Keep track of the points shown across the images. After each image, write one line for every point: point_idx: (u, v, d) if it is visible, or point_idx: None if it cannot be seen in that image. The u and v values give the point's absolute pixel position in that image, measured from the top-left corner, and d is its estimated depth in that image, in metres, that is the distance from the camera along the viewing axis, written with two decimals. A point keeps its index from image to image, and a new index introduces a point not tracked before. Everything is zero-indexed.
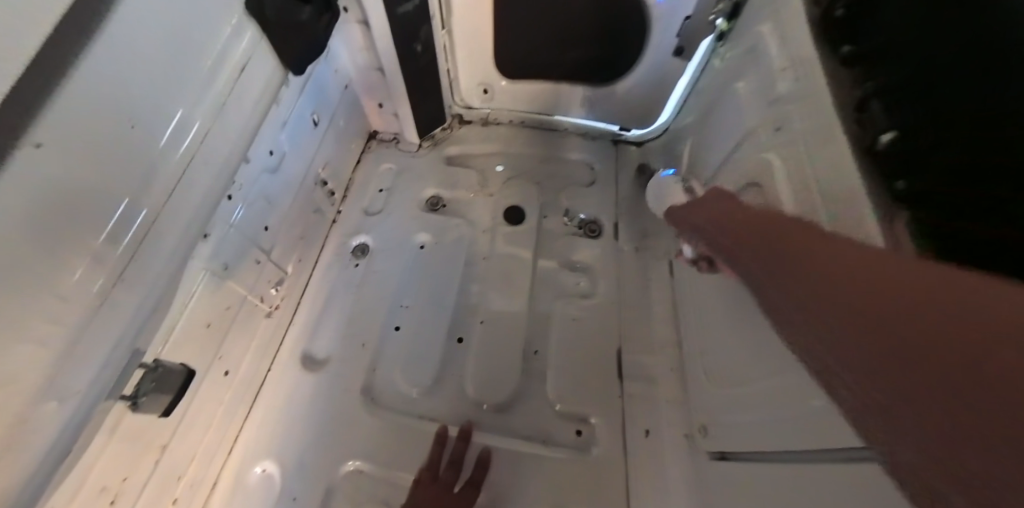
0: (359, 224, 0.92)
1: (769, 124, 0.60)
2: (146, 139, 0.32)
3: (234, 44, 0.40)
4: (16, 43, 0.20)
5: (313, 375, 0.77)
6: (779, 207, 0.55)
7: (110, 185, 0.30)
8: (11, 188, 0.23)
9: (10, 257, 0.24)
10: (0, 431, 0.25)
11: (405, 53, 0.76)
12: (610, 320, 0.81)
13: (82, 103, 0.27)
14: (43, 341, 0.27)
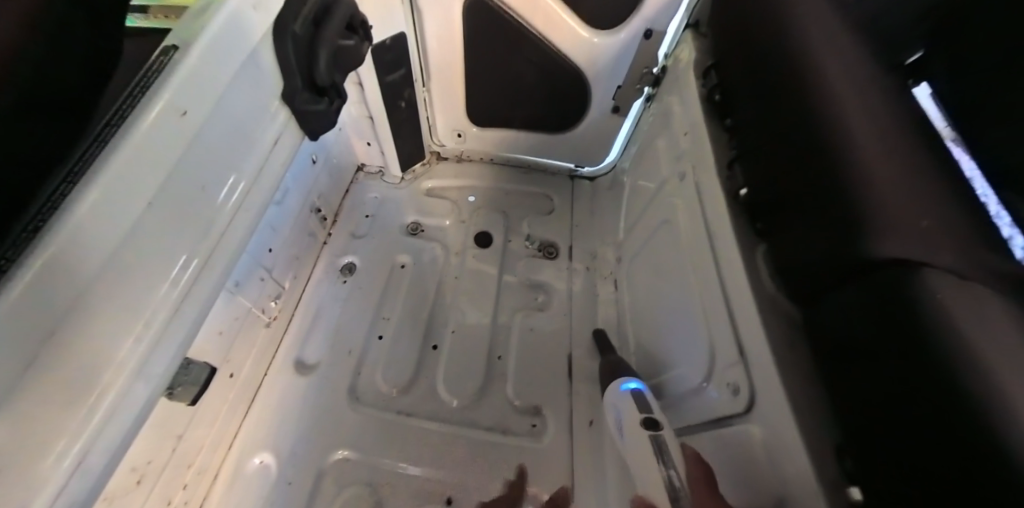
0: (347, 246, 1.06)
1: (676, 174, 0.78)
2: (211, 197, 0.48)
3: (270, 127, 0.57)
4: (150, 152, 0.36)
5: (304, 378, 0.89)
6: (684, 239, 0.72)
7: (192, 229, 0.46)
8: (141, 234, 0.38)
9: (136, 276, 0.39)
10: (113, 398, 0.38)
11: (389, 106, 0.91)
12: (562, 329, 0.97)
13: (181, 179, 0.43)
14: (141, 335, 0.40)
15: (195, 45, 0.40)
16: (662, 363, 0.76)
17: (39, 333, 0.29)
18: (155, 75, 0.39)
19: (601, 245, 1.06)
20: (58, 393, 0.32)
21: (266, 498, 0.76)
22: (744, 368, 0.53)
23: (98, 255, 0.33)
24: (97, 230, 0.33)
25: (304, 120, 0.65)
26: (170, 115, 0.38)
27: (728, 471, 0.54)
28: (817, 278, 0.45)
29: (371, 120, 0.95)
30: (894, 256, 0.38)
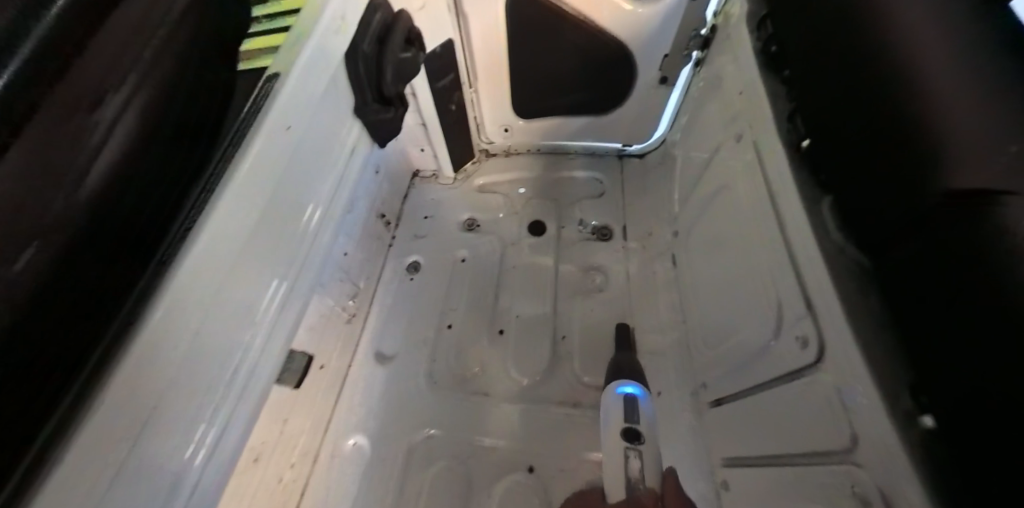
0: (410, 246, 1.13)
1: (732, 135, 0.77)
2: (309, 197, 0.56)
3: (348, 135, 0.65)
4: (264, 160, 0.44)
5: (384, 367, 0.96)
6: (744, 198, 0.71)
7: (297, 224, 0.54)
8: (263, 228, 0.46)
9: (260, 264, 0.46)
10: (250, 367, 0.45)
11: (442, 109, 0.98)
12: (622, 308, 0.98)
13: (289, 181, 0.51)
14: (263, 315, 0.47)
15: (296, 68, 0.48)
16: (722, 326, 0.76)
17: (196, 307, 0.36)
18: (265, 96, 0.46)
19: (655, 222, 1.06)
20: (213, 359, 0.40)
21: (364, 476, 0.83)
22: (810, 318, 0.51)
23: (227, 265, 0.40)
24: (221, 249, 0.39)
25: (376, 126, 0.71)
26: (280, 129, 0.46)
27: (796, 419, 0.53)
28: (885, 222, 0.43)
29: (424, 125, 1.00)
30: (972, 188, 0.35)
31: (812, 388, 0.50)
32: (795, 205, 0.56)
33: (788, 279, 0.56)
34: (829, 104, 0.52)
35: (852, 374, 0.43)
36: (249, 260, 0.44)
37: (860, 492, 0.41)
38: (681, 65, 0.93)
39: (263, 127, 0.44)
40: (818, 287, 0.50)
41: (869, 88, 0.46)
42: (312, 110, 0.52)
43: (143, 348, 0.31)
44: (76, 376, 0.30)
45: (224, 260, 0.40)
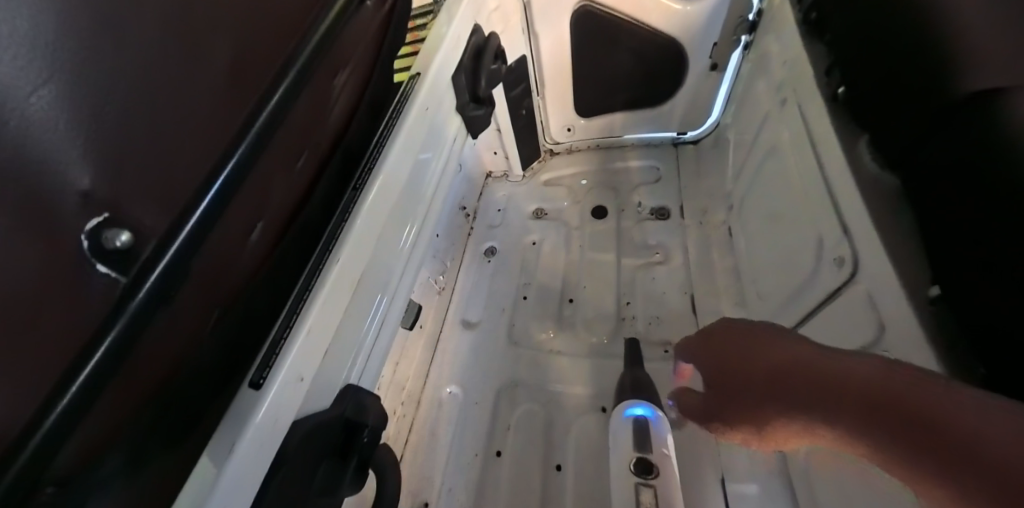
0: (486, 235, 1.27)
1: (778, 103, 0.86)
2: (436, 170, 0.74)
3: (457, 130, 0.84)
4: (413, 132, 0.62)
5: (471, 331, 1.09)
6: (790, 157, 0.79)
7: (429, 188, 0.71)
8: (412, 182, 0.64)
9: (411, 208, 0.64)
10: (398, 281, 0.62)
11: (515, 114, 1.16)
12: (682, 278, 1.07)
13: (427, 154, 0.69)
14: (408, 246, 0.64)
15: (429, 72, 0.67)
16: (772, 278, 0.84)
17: (380, 222, 0.54)
18: (410, 90, 0.66)
19: (711, 200, 1.15)
20: (383, 264, 0.57)
21: (460, 416, 0.96)
22: (846, 242, 0.60)
23: (384, 219, 0.55)
24: (381, 207, 0.54)
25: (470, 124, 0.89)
26: (421, 112, 0.65)
27: (843, 332, 0.60)
28: (916, 132, 0.51)
29: (499, 130, 1.16)
30: (982, 88, 0.45)
31: (857, 302, 0.58)
32: (840, 150, 0.64)
33: (830, 217, 0.64)
34: (864, 50, 0.60)
35: (888, 281, 0.52)
36: (404, 203, 0.62)
37: None
38: (730, 52, 1.03)
39: (412, 110, 0.63)
40: (858, 213, 0.58)
41: (898, 27, 0.55)
42: (439, 103, 0.71)
43: (340, 268, 0.46)
44: (310, 272, 0.46)
45: (382, 216, 0.55)
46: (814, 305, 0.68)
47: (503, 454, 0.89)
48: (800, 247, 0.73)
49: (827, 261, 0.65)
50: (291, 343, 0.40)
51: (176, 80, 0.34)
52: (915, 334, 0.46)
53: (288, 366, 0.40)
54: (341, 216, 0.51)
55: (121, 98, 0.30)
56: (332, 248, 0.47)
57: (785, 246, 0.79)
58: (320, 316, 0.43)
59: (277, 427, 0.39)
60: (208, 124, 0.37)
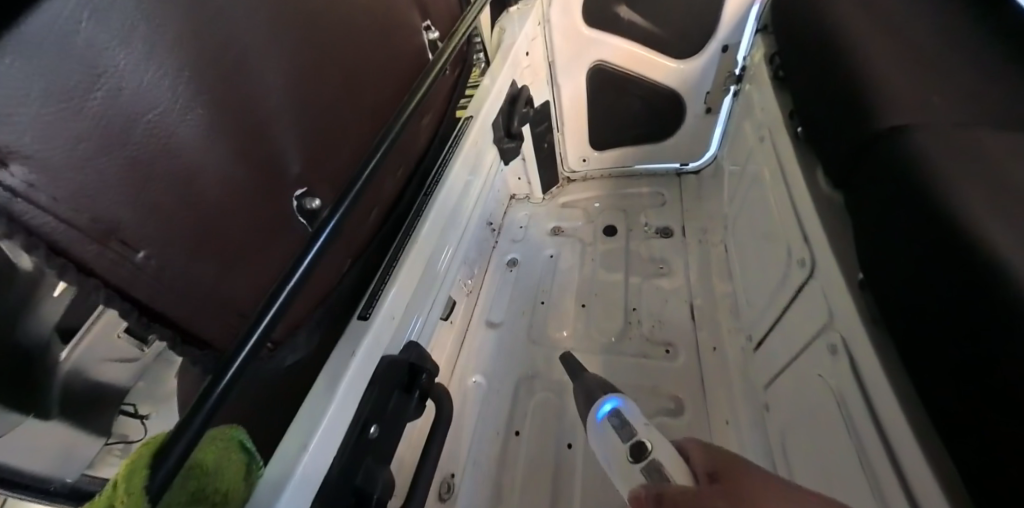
0: (509, 248, 1.43)
1: (759, 139, 1.03)
2: (477, 189, 0.93)
3: (495, 160, 1.02)
4: (466, 157, 0.81)
5: (494, 330, 1.23)
6: (769, 183, 0.95)
7: (471, 201, 0.90)
8: (462, 195, 0.82)
9: (460, 214, 0.82)
10: (448, 270, 0.79)
11: (538, 149, 1.36)
12: (683, 288, 1.21)
13: (473, 175, 0.88)
14: (456, 245, 0.82)
15: (480, 113, 0.87)
16: (757, 284, 0.98)
17: (443, 219, 0.71)
18: (464, 126, 0.85)
19: (710, 221, 1.31)
20: (442, 253, 0.74)
21: (484, 403, 1.08)
22: (806, 247, 0.74)
23: (445, 217, 0.72)
24: (443, 209, 0.72)
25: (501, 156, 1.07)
26: (473, 143, 0.84)
27: (807, 320, 0.73)
28: (850, 165, 0.66)
29: (524, 161, 1.36)
30: (890, 127, 0.61)
31: (812, 294, 0.72)
32: (801, 178, 0.80)
33: (795, 228, 0.79)
34: (815, 101, 0.77)
35: (834, 276, 0.65)
36: (457, 209, 0.80)
37: (833, 345, 0.64)
38: (723, 98, 1.22)
39: (466, 140, 0.82)
40: (814, 223, 0.73)
41: (837, 85, 0.72)
42: (484, 137, 0.91)
43: (417, 247, 0.63)
44: (395, 249, 0.63)
45: (444, 214, 0.72)
46: (786, 301, 0.82)
47: (520, 434, 1.02)
48: (776, 254, 0.88)
49: (793, 264, 0.79)
50: (386, 293, 0.57)
51: (338, 117, 0.59)
52: (852, 316, 0.59)
53: (385, 308, 0.56)
54: (416, 212, 0.68)
55: (315, 123, 0.54)
56: (412, 234, 0.64)
57: (765, 255, 0.94)
58: (405, 279, 0.60)
59: (378, 349, 0.55)
60: (351, 149, 0.62)
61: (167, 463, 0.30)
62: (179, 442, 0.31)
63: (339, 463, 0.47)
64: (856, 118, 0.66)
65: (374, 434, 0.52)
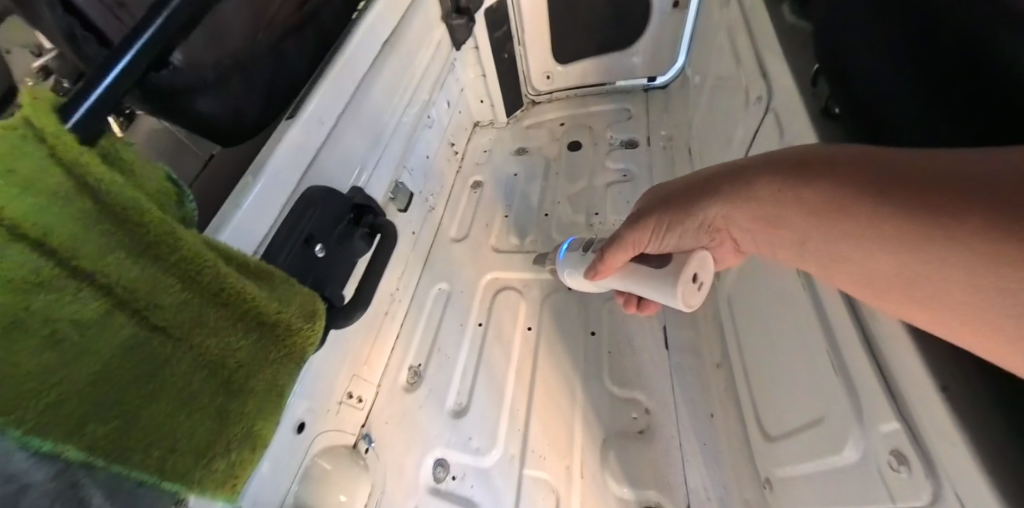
0: (475, 170, 1.33)
1: (723, 8, 1.00)
2: (424, 55, 0.88)
3: (438, 33, 0.94)
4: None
5: (459, 242, 1.13)
6: (730, 51, 0.92)
7: (418, 66, 0.84)
8: (404, 48, 0.77)
9: (405, 70, 0.77)
10: (394, 137, 0.76)
11: (498, 58, 1.31)
12: (645, 191, 1.23)
13: (418, 38, 0.83)
14: (404, 108, 0.79)
15: None
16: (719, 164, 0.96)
17: (378, 46, 0.65)
18: None
19: (676, 127, 1.30)
20: (386, 106, 0.70)
21: (445, 306, 0.97)
22: (764, 83, 0.71)
23: (378, 47, 0.66)
24: (377, 34, 0.65)
25: (454, 36, 1.00)
26: None
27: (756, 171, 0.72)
28: None
29: (483, 74, 1.32)
30: None
31: (761, 138, 0.70)
32: (754, 26, 0.77)
33: (755, 75, 0.75)
34: None
35: (786, 104, 0.62)
36: (400, 69, 0.75)
37: None
38: None
39: None
40: (772, 57, 0.69)
41: None
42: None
43: (346, 58, 0.58)
44: (324, 65, 0.58)
45: (380, 45, 0.66)
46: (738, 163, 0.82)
47: (485, 324, 0.93)
48: (733, 115, 0.86)
49: (745, 118, 0.78)
50: (312, 95, 0.53)
51: None
52: (803, 136, 0.56)
53: (311, 108, 0.52)
54: (345, 29, 0.62)
55: None
56: (340, 45, 0.59)
57: (723, 127, 0.92)
58: (333, 87, 0.55)
59: (310, 150, 0.52)
60: None
61: (74, 112, 0.30)
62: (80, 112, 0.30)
63: (287, 258, 0.47)
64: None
65: (322, 255, 0.51)
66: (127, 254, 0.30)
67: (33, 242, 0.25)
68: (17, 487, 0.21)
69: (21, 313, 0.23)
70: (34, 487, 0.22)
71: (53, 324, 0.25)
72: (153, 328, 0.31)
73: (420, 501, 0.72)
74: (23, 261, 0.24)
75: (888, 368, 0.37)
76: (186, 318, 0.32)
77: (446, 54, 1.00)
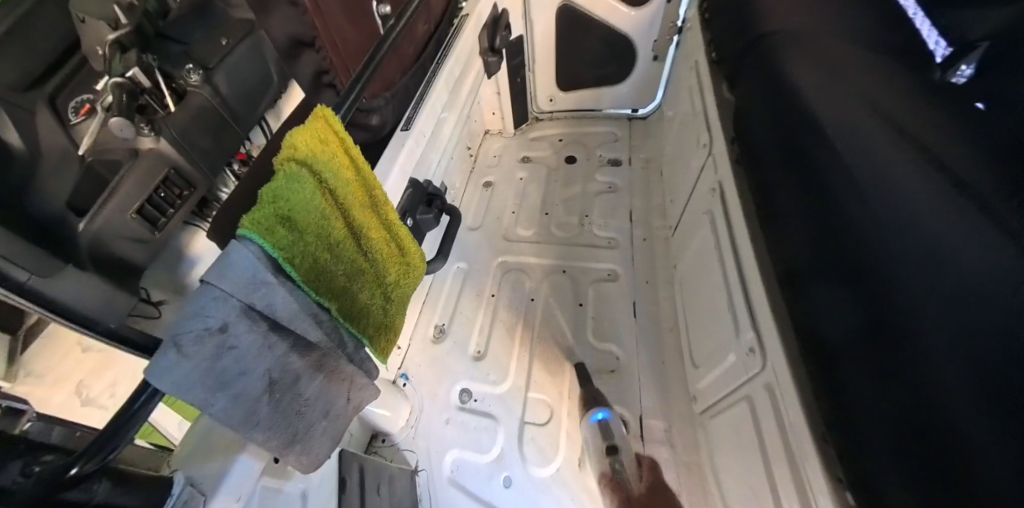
0: (485, 172, 1.58)
1: (686, 69, 1.30)
2: (470, 78, 1.12)
3: (476, 66, 1.20)
4: (470, 43, 0.98)
5: (473, 231, 1.37)
6: (690, 102, 1.21)
7: (466, 90, 1.08)
8: (464, 80, 1.02)
9: (460, 96, 1.01)
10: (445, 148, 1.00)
11: (514, 82, 1.57)
12: (625, 200, 1.45)
13: (469, 68, 1.07)
14: (455, 125, 1.03)
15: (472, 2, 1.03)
16: (677, 185, 1.26)
17: (451, 82, 0.90)
18: (458, 10, 1.00)
19: (651, 152, 1.60)
20: (446, 126, 0.95)
21: (463, 280, 1.23)
22: (709, 132, 0.97)
23: (450, 83, 0.91)
24: (450, 75, 0.90)
25: (486, 67, 1.26)
26: (472, 25, 0.99)
27: (699, 192, 1.01)
28: None
29: (499, 94, 1.57)
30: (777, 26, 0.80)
31: (705, 169, 0.98)
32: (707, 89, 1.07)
33: (702, 124, 1.04)
34: None
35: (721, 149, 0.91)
36: (457, 94, 0.98)
37: (714, 187, 0.91)
38: (669, 46, 1.49)
39: (465, 25, 0.97)
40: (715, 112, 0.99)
41: None
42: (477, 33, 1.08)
43: (436, 91, 0.83)
44: (421, 91, 0.81)
45: (450, 82, 0.91)
46: (689, 184, 1.11)
47: (497, 295, 1.19)
48: (688, 149, 1.16)
49: (696, 154, 1.06)
50: (418, 116, 0.77)
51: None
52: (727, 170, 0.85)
53: (418, 125, 0.77)
54: (432, 69, 0.86)
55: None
56: (432, 82, 0.83)
57: (682, 159, 1.20)
58: (428, 111, 0.80)
59: (415, 153, 0.77)
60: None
61: (339, 111, 0.52)
62: (341, 110, 0.52)
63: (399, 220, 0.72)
64: (742, 27, 0.87)
65: (411, 224, 0.75)
66: (356, 200, 0.49)
67: (323, 187, 0.44)
68: (318, 319, 0.43)
69: (319, 228, 0.43)
70: (325, 318, 0.44)
71: (328, 237, 0.45)
72: (361, 245, 0.51)
73: (452, 414, 0.97)
74: (320, 199, 0.43)
75: (756, 308, 0.65)
76: (374, 244, 0.53)
77: (479, 80, 1.26)
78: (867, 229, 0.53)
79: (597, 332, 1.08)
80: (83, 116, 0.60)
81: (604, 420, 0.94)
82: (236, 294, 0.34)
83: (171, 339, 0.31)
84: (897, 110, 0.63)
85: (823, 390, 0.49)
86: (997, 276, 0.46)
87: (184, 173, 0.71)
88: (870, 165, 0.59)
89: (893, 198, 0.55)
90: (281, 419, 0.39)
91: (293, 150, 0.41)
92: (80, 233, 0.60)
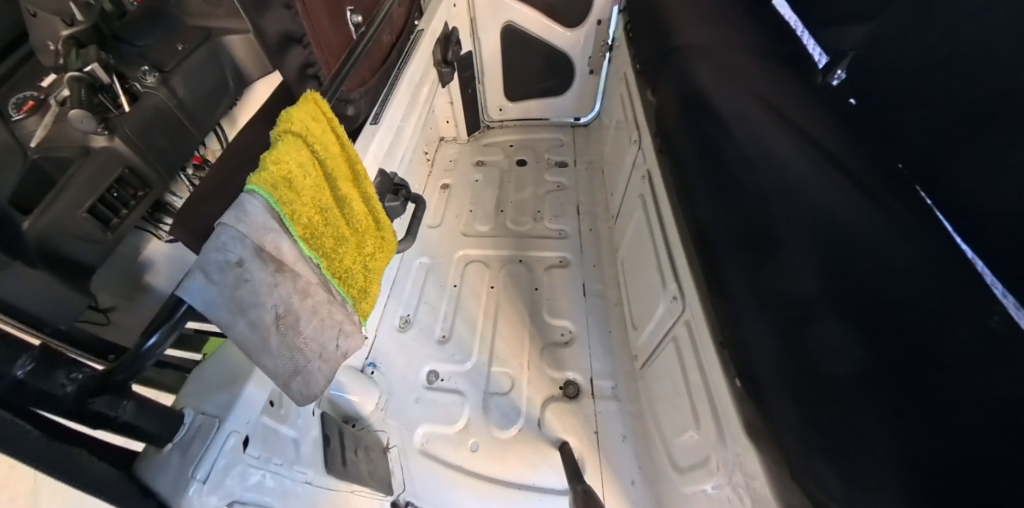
0: (443, 176, 1.68)
1: (616, 81, 1.50)
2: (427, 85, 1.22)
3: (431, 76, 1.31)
4: (427, 52, 1.09)
5: (433, 228, 1.45)
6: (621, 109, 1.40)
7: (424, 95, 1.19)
8: (421, 85, 1.12)
9: (418, 98, 1.11)
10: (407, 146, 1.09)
11: (466, 93, 1.70)
12: (572, 197, 1.61)
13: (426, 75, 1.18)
14: (414, 125, 1.12)
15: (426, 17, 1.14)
16: (615, 180, 1.43)
17: (411, 85, 1.00)
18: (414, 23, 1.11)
19: (593, 154, 1.78)
20: (408, 125, 1.04)
21: (425, 273, 1.30)
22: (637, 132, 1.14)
23: (411, 85, 1.01)
24: (410, 79, 1.00)
25: (440, 77, 1.37)
26: (428, 37, 1.10)
27: (632, 183, 1.18)
28: None
29: (452, 103, 1.69)
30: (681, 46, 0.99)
31: (636, 163, 1.15)
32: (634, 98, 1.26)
33: (631, 126, 1.22)
34: None
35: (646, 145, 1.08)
36: (416, 97, 1.08)
37: (643, 176, 1.08)
38: (602, 62, 1.69)
39: (421, 36, 1.07)
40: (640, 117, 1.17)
41: None
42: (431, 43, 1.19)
43: (399, 92, 0.93)
44: (385, 91, 0.91)
45: (410, 85, 1.01)
46: (624, 177, 1.28)
47: (459, 285, 1.27)
48: (621, 147, 1.33)
49: (627, 151, 1.24)
50: (385, 111, 0.88)
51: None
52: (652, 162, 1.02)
53: (385, 120, 0.86)
54: (394, 74, 0.96)
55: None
56: (395, 84, 0.94)
57: (618, 157, 1.38)
58: (393, 109, 0.90)
59: (384, 144, 0.86)
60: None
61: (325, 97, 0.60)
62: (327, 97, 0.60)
63: None
64: (656, 45, 1.05)
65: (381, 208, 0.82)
66: (340, 173, 0.58)
67: (314, 157, 0.52)
68: (313, 269, 0.50)
69: (313, 192, 0.51)
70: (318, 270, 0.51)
71: (319, 201, 0.52)
72: (345, 214, 0.59)
73: (421, 393, 1.04)
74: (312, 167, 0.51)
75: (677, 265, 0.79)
76: (355, 214, 0.61)
77: (434, 89, 1.36)
78: (742, 187, 0.68)
79: (551, 310, 1.20)
80: (25, 112, 0.65)
81: (561, 385, 1.05)
82: (250, 236, 0.41)
83: (198, 266, 0.37)
84: (766, 101, 0.80)
85: (722, 315, 0.64)
86: (865, 233, 0.56)
87: (137, 171, 0.73)
88: (748, 139, 0.74)
89: (765, 160, 0.70)
90: (285, 351, 0.46)
91: (289, 124, 0.49)
92: (25, 229, 0.60)
